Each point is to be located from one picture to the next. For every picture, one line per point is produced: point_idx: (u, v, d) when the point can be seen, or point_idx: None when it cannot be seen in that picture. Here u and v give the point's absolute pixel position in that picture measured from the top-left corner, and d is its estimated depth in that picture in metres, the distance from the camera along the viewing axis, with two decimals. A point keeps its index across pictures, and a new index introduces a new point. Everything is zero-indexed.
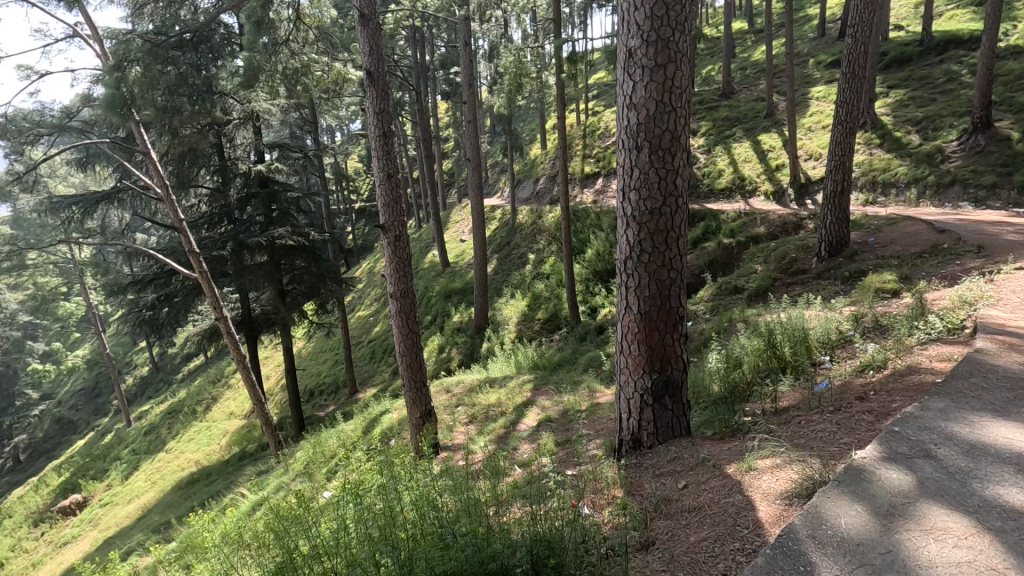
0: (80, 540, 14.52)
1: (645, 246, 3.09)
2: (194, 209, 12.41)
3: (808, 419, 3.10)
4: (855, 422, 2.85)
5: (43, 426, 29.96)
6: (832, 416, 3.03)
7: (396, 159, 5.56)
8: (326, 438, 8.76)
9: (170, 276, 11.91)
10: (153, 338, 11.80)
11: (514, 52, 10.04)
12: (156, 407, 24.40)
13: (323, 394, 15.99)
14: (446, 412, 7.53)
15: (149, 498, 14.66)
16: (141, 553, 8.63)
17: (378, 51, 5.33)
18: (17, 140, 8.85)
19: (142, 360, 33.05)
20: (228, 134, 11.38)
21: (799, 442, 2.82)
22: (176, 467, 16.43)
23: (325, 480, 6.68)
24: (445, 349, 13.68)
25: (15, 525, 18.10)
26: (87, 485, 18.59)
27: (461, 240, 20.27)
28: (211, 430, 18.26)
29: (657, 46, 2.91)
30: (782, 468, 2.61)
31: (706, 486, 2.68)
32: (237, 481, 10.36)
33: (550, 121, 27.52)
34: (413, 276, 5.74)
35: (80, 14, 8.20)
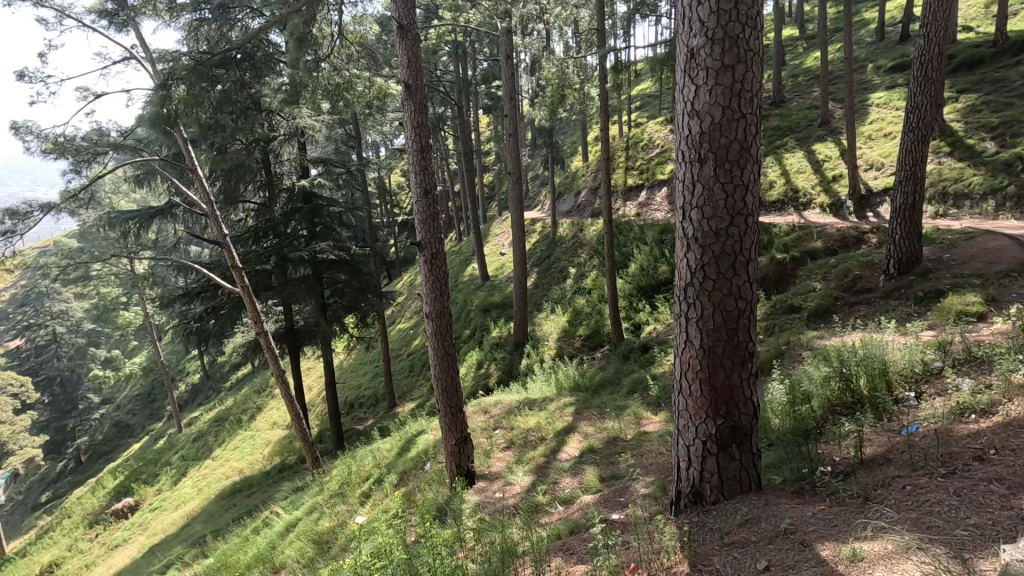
0: (129, 544, 14.96)
1: (709, 271, 2.73)
2: (242, 224, 12.61)
3: (915, 484, 2.63)
4: (980, 495, 2.38)
5: (103, 429, 31.42)
6: (947, 483, 2.54)
7: (434, 175, 5.36)
8: (362, 456, 8.64)
9: (216, 289, 11.98)
10: (200, 349, 12.01)
11: (557, 63, 9.79)
12: (205, 414, 25.13)
13: (363, 406, 15.99)
14: (483, 435, 7.22)
15: (195, 505, 14.96)
16: (179, 567, 8.70)
17: (416, 62, 5.15)
18: (77, 158, 9.18)
19: (194, 368, 34.25)
20: (274, 151, 11.60)
21: (907, 518, 2.36)
22: (220, 475, 16.73)
23: (358, 504, 6.51)
24: (483, 365, 13.40)
25: (72, 525, 18.84)
26: (139, 489, 19.17)
27: (501, 253, 20.10)
28: (255, 439, 18.56)
29: (724, 42, 2.56)
30: (897, 557, 2.10)
31: (797, 572, 2.22)
32: (274, 497, 10.34)
33: (592, 132, 27.23)
34: (450, 295, 5.47)
35: (136, 37, 8.52)
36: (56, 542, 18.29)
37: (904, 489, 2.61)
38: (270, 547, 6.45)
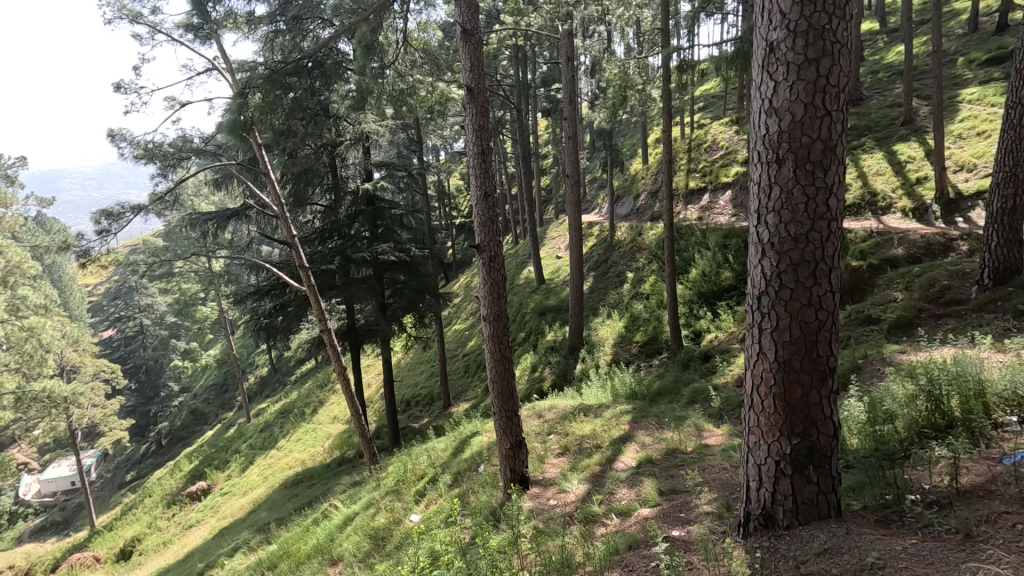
0: (201, 526, 15.92)
1: (785, 279, 2.57)
2: (309, 225, 13.15)
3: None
4: None
5: (181, 415, 33.65)
6: None
7: (494, 177, 5.36)
8: (418, 454, 8.78)
9: (285, 287, 12.56)
10: (269, 344, 12.60)
11: (619, 64, 9.60)
12: (272, 405, 26.41)
13: (419, 404, 16.30)
14: (537, 440, 7.16)
15: (261, 492, 15.75)
16: (245, 552, 9.16)
17: (479, 66, 5.18)
18: (164, 163, 9.87)
19: (262, 361, 36.11)
20: (340, 155, 12.04)
21: (1014, 560, 2.13)
22: (284, 465, 17.51)
23: (414, 502, 6.62)
24: (538, 369, 13.34)
25: (153, 504, 20.28)
26: (211, 474, 20.37)
27: (558, 256, 19.99)
28: (317, 431, 19.31)
29: (808, 35, 2.40)
30: None
31: None
32: (333, 489, 10.68)
33: (652, 134, 26.64)
34: (508, 297, 5.45)
35: (218, 49, 9.05)
36: (138, 519, 19.75)
37: (1013, 528, 2.35)
38: (329, 539, 6.65)
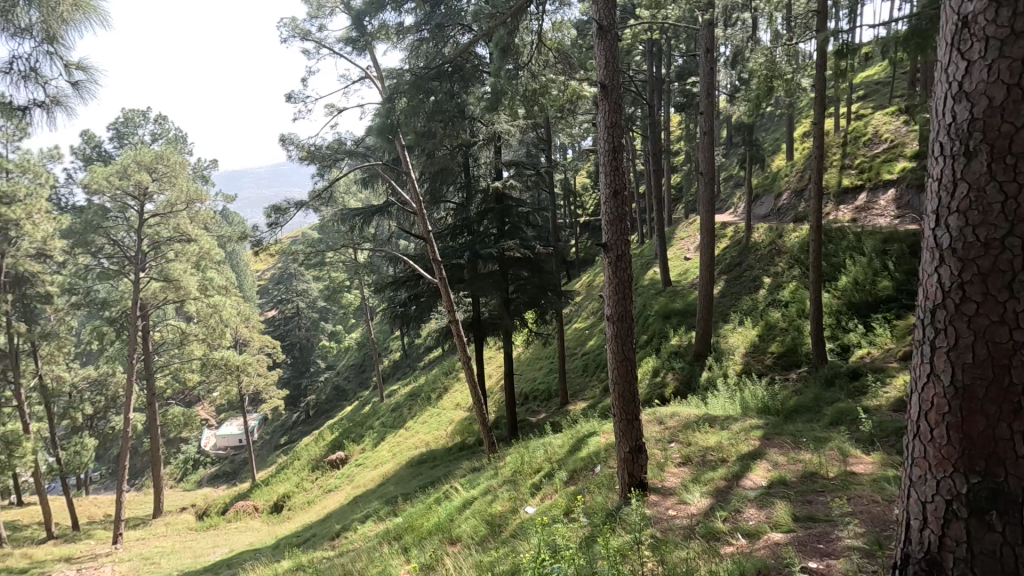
0: (340, 491, 17.71)
1: (971, 290, 2.23)
2: (443, 221, 13.92)
3: None
4: None
5: (326, 390, 37.58)
6: None
7: (625, 176, 5.25)
8: (535, 448, 8.92)
9: (418, 279, 13.42)
10: (403, 330, 13.56)
11: (765, 52, 8.86)
12: (402, 388, 28.51)
13: (536, 399, 16.56)
14: (657, 447, 6.92)
15: (390, 467, 17.08)
16: (375, 521, 10.01)
17: (614, 62, 5.11)
18: (322, 164, 11.07)
19: (396, 346, 39.04)
20: (473, 154, 12.60)
21: None
22: (411, 444, 18.81)
23: (530, 494, 6.75)
24: (660, 374, 12.85)
25: (301, 466, 22.93)
26: (349, 446, 22.50)
27: (686, 257, 19.10)
28: (441, 416, 20.44)
29: (1016, 4, 2.08)
30: None
31: None
32: (454, 472, 11.25)
33: (799, 127, 24.39)
34: (634, 298, 5.32)
35: (371, 59, 9.94)
36: (289, 477, 22.47)
37: None
38: (449, 519, 7.02)
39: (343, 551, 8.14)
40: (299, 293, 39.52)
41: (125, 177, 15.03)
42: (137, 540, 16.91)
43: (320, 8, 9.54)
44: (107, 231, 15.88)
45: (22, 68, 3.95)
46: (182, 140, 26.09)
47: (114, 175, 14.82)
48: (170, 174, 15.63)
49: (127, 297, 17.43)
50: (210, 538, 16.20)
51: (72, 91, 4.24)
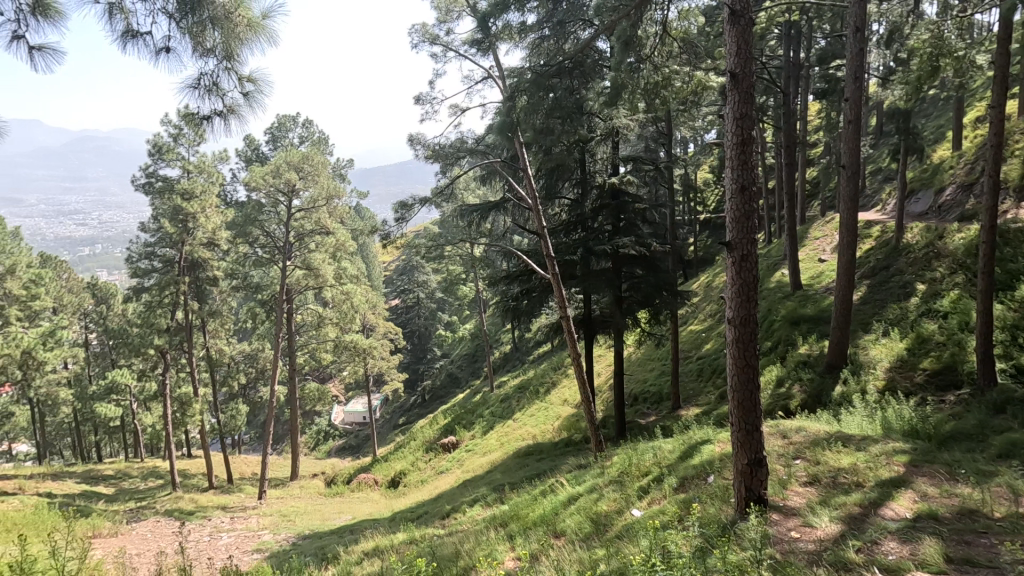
0: (450, 473, 18.66)
1: None
2: (557, 217, 13.99)
3: None
4: None
5: (441, 377, 39.59)
6: None
7: (754, 169, 4.90)
8: (644, 451, 8.70)
9: (531, 275, 13.63)
10: (514, 324, 13.86)
11: (930, 28, 7.78)
12: (511, 380, 29.18)
13: (646, 401, 16.12)
14: (779, 462, 6.44)
15: (498, 456, 17.62)
16: (482, 506, 10.41)
17: (746, 49, 4.79)
18: (445, 162, 11.64)
19: (506, 339, 39.99)
20: (590, 150, 12.50)
21: None
22: (518, 435, 19.23)
23: (637, 497, 6.61)
24: (784, 385, 11.87)
25: (416, 447, 24.40)
26: (460, 431, 23.54)
27: (821, 259, 17.43)
28: (548, 410, 20.63)
29: None
30: None
31: None
32: (560, 467, 11.33)
33: (971, 112, 21.12)
34: (759, 301, 4.97)
35: (494, 60, 10.26)
36: (405, 456, 24.07)
37: None
38: (554, 512, 7.10)
39: (452, 531, 8.57)
40: (419, 284, 41.94)
41: (277, 176, 16.96)
42: (277, 498, 19.13)
43: (448, 13, 10.02)
44: (262, 224, 18.00)
45: (206, 81, 4.56)
46: (324, 142, 28.80)
47: (269, 174, 16.81)
48: (313, 173, 17.36)
49: (276, 283, 19.66)
50: (336, 504, 17.86)
51: (243, 100, 4.82)
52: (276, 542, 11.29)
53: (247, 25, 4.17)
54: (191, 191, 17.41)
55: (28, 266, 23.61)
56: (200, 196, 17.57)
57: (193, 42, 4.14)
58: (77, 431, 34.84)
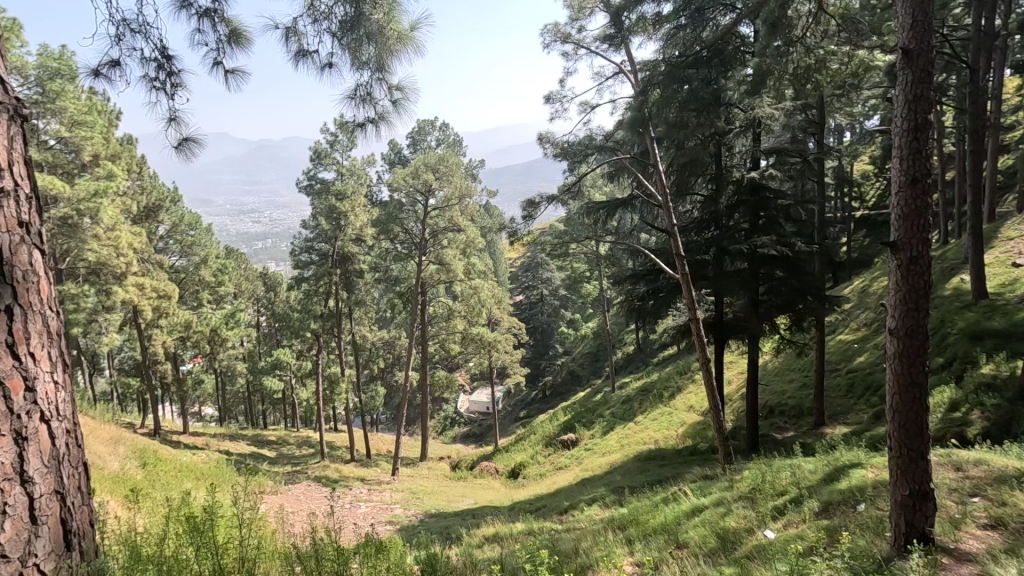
0: (569, 470, 18.76)
1: None
2: (689, 215, 13.36)
3: None
4: None
5: (563, 373, 39.83)
6: None
7: (930, 159, 4.26)
8: (780, 469, 8.02)
9: (659, 274, 13.16)
10: (639, 324, 13.49)
11: None
12: (634, 381, 28.45)
13: (784, 415, 14.81)
14: (951, 499, 5.55)
15: (618, 458, 17.35)
16: (599, 507, 10.34)
17: (924, 22, 4.18)
18: (573, 159, 11.72)
19: (631, 339, 39.06)
20: (728, 143, 11.75)
21: None
22: (640, 438, 18.75)
23: (771, 517, 6.11)
24: (960, 409, 10.18)
25: (536, 441, 24.86)
26: (580, 429, 23.51)
27: (1016, 263, 14.66)
28: (672, 415, 19.81)
29: None
30: None
31: None
32: (683, 476, 10.85)
33: None
34: (931, 310, 4.31)
35: (625, 53, 10.06)
36: (525, 448, 24.61)
37: None
38: (676, 522, 6.84)
39: (570, 527, 8.64)
40: (544, 281, 42.58)
41: (416, 177, 18.23)
42: (408, 476, 20.64)
43: (581, 10, 9.99)
44: (402, 222, 19.45)
45: (361, 91, 5.03)
46: (459, 143, 30.35)
47: (409, 176, 18.16)
48: (448, 173, 18.37)
49: (412, 277, 21.14)
50: (459, 488, 18.84)
51: (393, 108, 5.22)
52: (406, 517, 12.18)
53: (397, 37, 4.50)
54: (344, 192, 19.40)
55: (217, 257, 27.88)
56: (351, 196, 19.53)
57: (352, 56, 4.59)
58: (250, 400, 40.55)
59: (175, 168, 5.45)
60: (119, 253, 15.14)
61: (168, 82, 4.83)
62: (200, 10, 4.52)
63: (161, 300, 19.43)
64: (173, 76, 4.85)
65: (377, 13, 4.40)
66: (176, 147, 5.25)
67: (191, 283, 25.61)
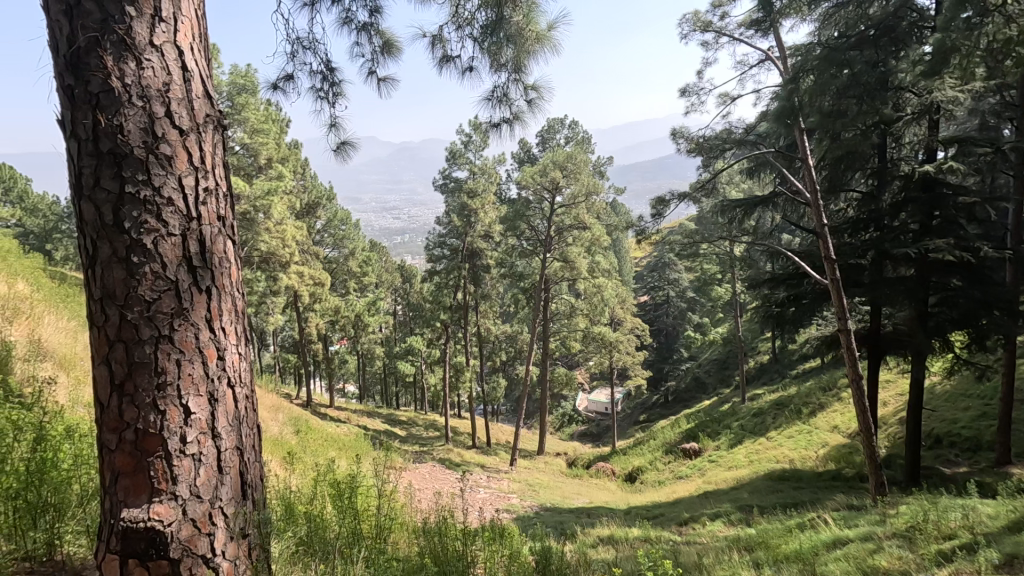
0: (690, 481, 17.92)
1: None
2: (843, 214, 12.03)
3: None
4: None
5: (687, 379, 38.00)
6: None
7: None
8: (946, 508, 6.94)
9: (802, 279, 12.02)
10: (776, 333, 12.46)
11: None
12: (768, 394, 26.28)
13: (954, 447, 12.78)
14: None
15: (746, 473, 16.22)
16: (722, 523, 9.77)
17: None
18: (710, 155, 11.13)
19: (766, 348, 36.12)
20: (896, 133, 10.39)
21: None
22: (771, 455, 17.32)
23: (934, 562, 5.31)
24: None
25: (655, 447, 24.05)
26: (704, 439, 22.29)
27: None
28: (812, 434, 18.01)
29: None
30: None
31: None
32: (823, 503, 9.84)
33: None
34: None
35: (774, 38, 9.31)
36: (644, 453, 23.92)
37: None
38: (812, 552, 6.24)
39: (690, 540, 8.28)
40: (671, 281, 40.91)
41: (544, 174, 18.47)
42: (525, 468, 21.10)
43: None
44: (529, 219, 19.82)
45: (498, 93, 5.21)
46: (588, 140, 30.15)
47: (538, 174, 18.46)
48: (576, 171, 18.33)
49: (537, 273, 21.49)
50: (575, 485, 18.86)
51: (527, 107, 5.33)
52: (522, 507, 12.49)
53: (536, 38, 4.58)
54: (475, 190, 20.01)
55: (362, 249, 30.59)
56: (482, 194, 20.12)
57: (492, 59, 4.78)
58: (385, 381, 44.12)
59: (334, 169, 6.07)
60: (284, 244, 17.27)
61: (330, 91, 5.39)
62: (359, 25, 4.98)
63: (316, 287, 21.81)
64: (335, 86, 5.40)
65: (516, 15, 4.51)
66: (334, 150, 5.85)
67: (340, 272, 28.38)
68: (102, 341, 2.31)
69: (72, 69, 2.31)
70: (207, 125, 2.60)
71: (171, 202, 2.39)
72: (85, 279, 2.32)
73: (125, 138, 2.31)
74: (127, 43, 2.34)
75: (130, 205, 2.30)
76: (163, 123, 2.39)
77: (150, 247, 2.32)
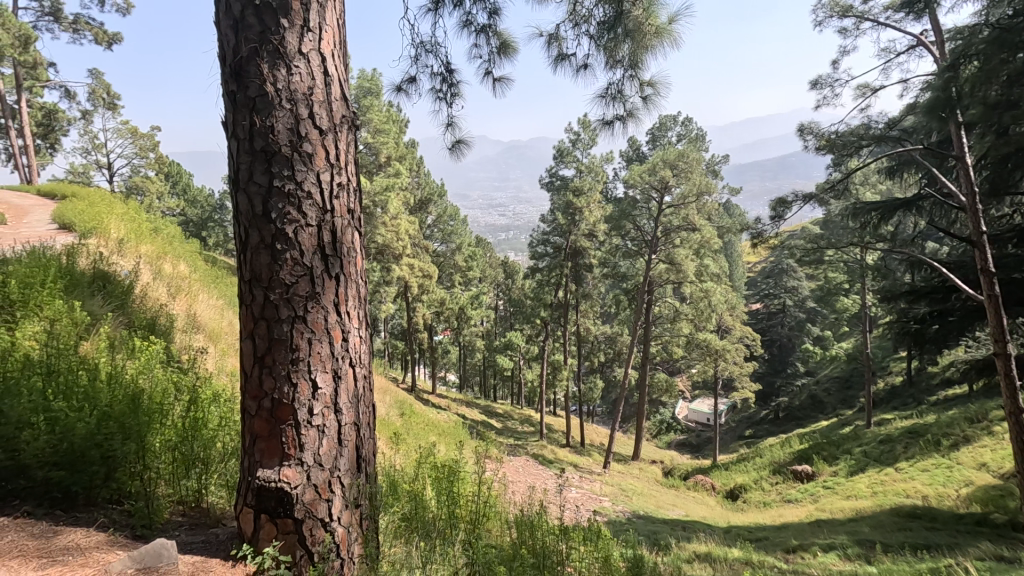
0: (799, 506, 16.56)
1: None
2: (1007, 221, 10.43)
3: None
4: None
5: (802, 397, 35.02)
6: None
7: None
8: None
9: (950, 292, 10.58)
10: (913, 352, 11.09)
11: None
12: (899, 420, 23.48)
13: None
14: None
15: (867, 505, 14.65)
16: (837, 557, 8.92)
17: None
18: (842, 152, 10.15)
19: (899, 369, 32.30)
20: None
21: None
22: (900, 489, 15.50)
23: None
24: None
25: (761, 466, 22.47)
26: (818, 463, 20.45)
27: None
28: (953, 470, 15.81)
29: None
30: None
31: None
32: (963, 549, 8.64)
33: None
34: None
35: (928, 21, 8.30)
36: (748, 471, 22.47)
37: None
38: None
39: (798, 570, 7.67)
40: (789, 289, 37.85)
41: (654, 173, 17.93)
42: (619, 473, 20.68)
43: None
44: (634, 219, 19.31)
45: (613, 90, 5.14)
46: (702, 138, 28.76)
47: (647, 173, 17.96)
48: (688, 170, 17.55)
49: (640, 275, 20.95)
50: (670, 496, 18.18)
51: (642, 104, 5.20)
52: (614, 511, 12.28)
53: (655, 32, 4.43)
54: (581, 188, 19.75)
55: (468, 245, 31.62)
56: (587, 192, 19.90)
57: (608, 55, 4.72)
58: (484, 373, 45.35)
59: (448, 167, 6.33)
60: (398, 237, 18.33)
61: (449, 93, 5.63)
62: (478, 27, 5.14)
63: (424, 279, 22.93)
64: (453, 87, 5.63)
65: (636, 9, 4.41)
66: (449, 149, 6.10)
67: (448, 266, 29.58)
68: (249, 317, 2.61)
69: (236, 77, 2.61)
70: (342, 125, 2.83)
71: (310, 195, 2.63)
72: (239, 263, 2.63)
73: (275, 137, 2.58)
74: (281, 51, 2.60)
75: (277, 198, 2.57)
76: (307, 124, 2.64)
77: (291, 236, 2.58)
